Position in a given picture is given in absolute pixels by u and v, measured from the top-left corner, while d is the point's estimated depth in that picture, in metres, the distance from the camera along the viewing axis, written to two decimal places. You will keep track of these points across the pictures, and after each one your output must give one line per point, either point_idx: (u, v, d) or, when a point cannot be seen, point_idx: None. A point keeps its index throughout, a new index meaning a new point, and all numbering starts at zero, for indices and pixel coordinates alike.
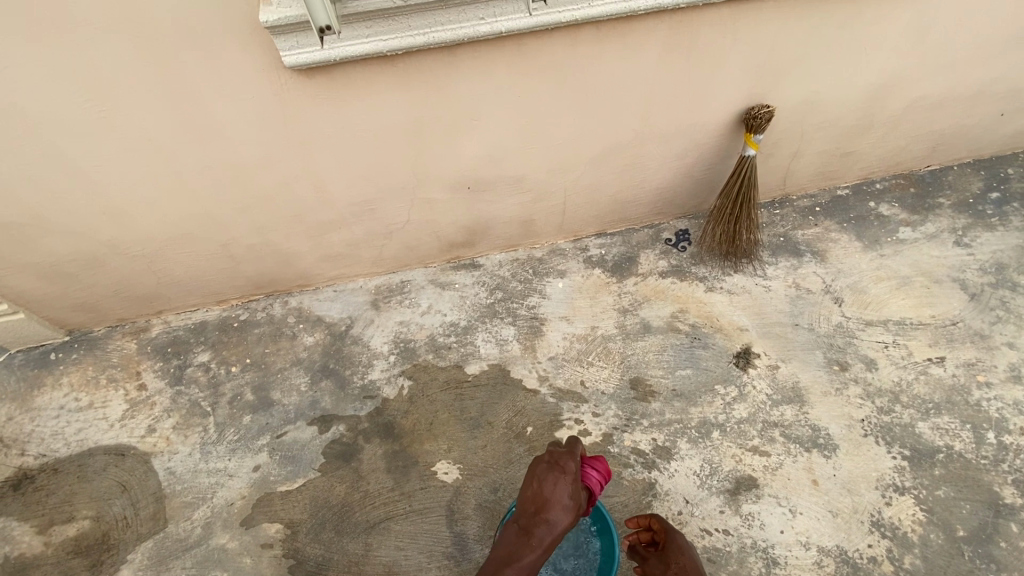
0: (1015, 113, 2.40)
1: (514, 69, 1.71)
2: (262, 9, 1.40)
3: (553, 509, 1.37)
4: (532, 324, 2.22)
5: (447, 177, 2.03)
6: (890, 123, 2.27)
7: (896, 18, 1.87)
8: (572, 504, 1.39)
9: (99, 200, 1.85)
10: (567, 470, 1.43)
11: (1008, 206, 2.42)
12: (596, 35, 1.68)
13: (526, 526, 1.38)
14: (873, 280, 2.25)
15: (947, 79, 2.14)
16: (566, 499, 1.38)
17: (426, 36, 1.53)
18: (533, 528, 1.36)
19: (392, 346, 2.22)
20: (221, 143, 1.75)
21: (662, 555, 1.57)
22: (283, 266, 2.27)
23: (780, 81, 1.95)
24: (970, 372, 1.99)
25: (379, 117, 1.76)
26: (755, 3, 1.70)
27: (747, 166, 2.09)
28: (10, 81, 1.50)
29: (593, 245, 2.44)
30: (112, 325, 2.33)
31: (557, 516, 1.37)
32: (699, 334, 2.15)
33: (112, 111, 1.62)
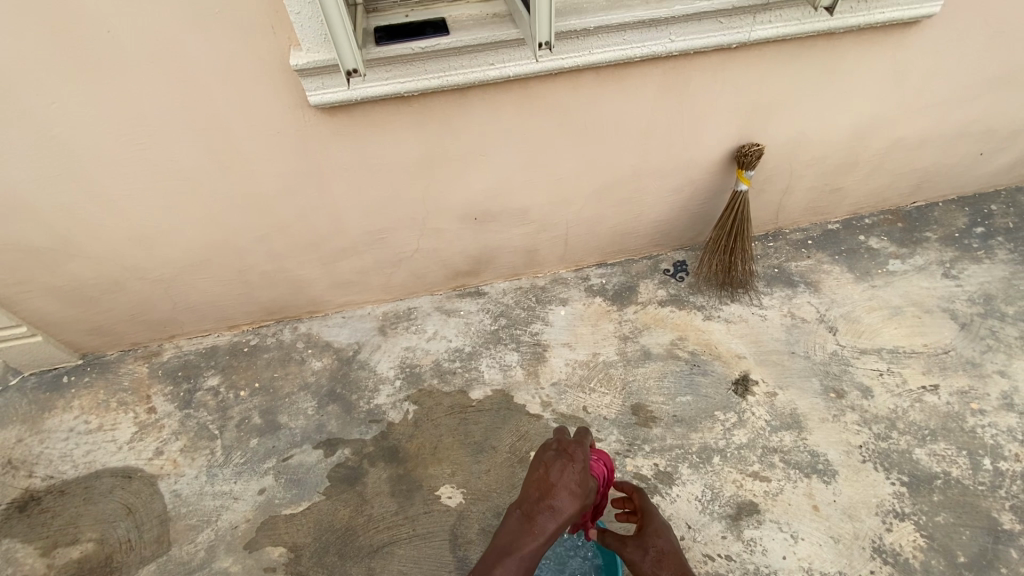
0: (994, 153, 2.53)
1: (520, 110, 1.84)
2: (293, 54, 1.54)
3: (562, 496, 1.15)
4: (535, 350, 2.28)
5: (455, 209, 2.14)
6: (875, 162, 2.39)
7: (876, 66, 2.00)
8: (583, 491, 1.17)
9: (126, 227, 1.96)
10: (577, 456, 1.22)
11: (993, 240, 2.52)
12: (596, 79, 1.81)
13: (527, 511, 1.14)
14: (865, 310, 2.32)
15: (926, 121, 2.28)
16: (577, 486, 1.17)
17: (440, 79, 1.66)
18: (536, 514, 1.13)
19: (398, 371, 2.27)
20: (244, 174, 1.87)
21: (639, 539, 1.35)
22: (295, 292, 2.35)
23: (768, 121, 2.09)
24: (964, 400, 2.04)
25: (393, 152, 1.88)
26: (743, 52, 1.84)
27: (739, 201, 2.20)
28: (52, 119, 1.61)
29: (594, 274, 2.53)
30: (125, 349, 2.39)
31: (565, 504, 1.14)
32: (698, 360, 2.21)
33: (145, 146, 1.73)
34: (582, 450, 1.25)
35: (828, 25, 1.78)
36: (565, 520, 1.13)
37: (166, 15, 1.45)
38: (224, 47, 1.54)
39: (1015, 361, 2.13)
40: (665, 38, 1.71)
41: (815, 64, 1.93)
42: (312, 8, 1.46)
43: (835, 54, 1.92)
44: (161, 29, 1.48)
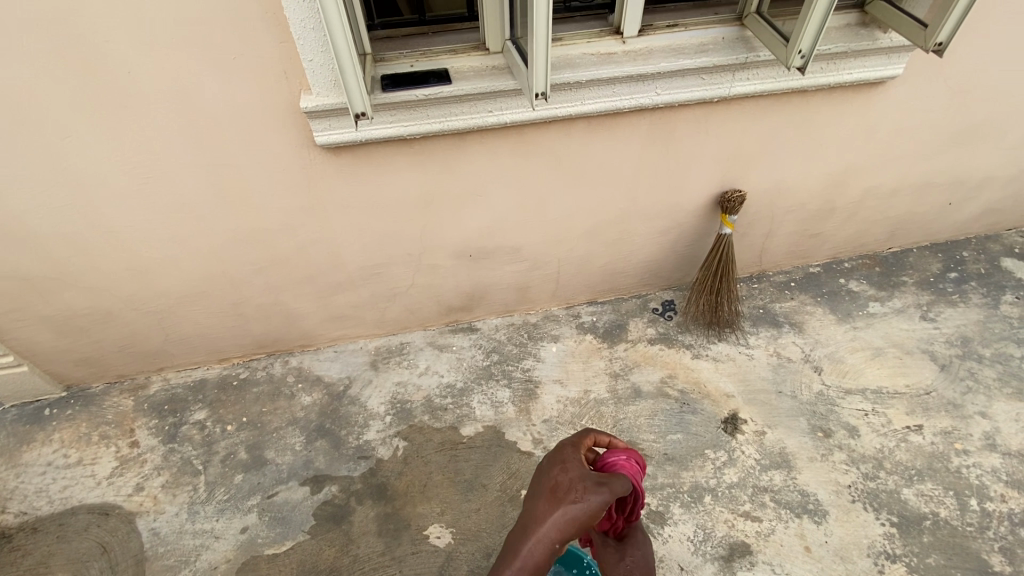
0: (963, 202, 2.67)
1: (515, 154, 1.94)
2: (303, 97, 1.64)
3: (538, 506, 0.97)
4: (526, 387, 2.29)
5: (451, 246, 2.20)
6: (851, 208, 2.52)
7: (847, 120, 2.14)
8: (567, 496, 0.95)
9: (125, 258, 1.98)
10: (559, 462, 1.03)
11: (966, 285, 2.63)
12: (587, 127, 1.92)
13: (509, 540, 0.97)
14: (849, 350, 2.38)
15: (896, 172, 2.42)
16: (558, 490, 0.97)
17: (440, 124, 1.76)
18: (512, 539, 0.95)
19: (389, 406, 2.26)
20: (246, 208, 1.92)
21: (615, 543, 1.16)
22: (288, 326, 2.37)
23: (749, 169, 2.21)
24: (948, 440, 2.07)
25: (392, 190, 1.96)
26: (723, 106, 1.97)
27: (724, 244, 2.29)
28: (63, 151, 1.66)
29: (585, 312, 2.58)
30: (111, 382, 2.36)
31: (543, 512, 0.95)
32: (688, 399, 2.23)
33: (151, 179, 1.78)
34: (574, 450, 1.06)
35: (802, 83, 1.92)
36: (547, 531, 0.92)
37: (181, 59, 1.53)
38: (236, 89, 1.62)
39: (994, 402, 2.19)
40: (651, 91, 1.83)
41: (790, 118, 2.07)
42: (324, 56, 1.56)
43: (809, 109, 2.06)
44: (176, 72, 1.56)
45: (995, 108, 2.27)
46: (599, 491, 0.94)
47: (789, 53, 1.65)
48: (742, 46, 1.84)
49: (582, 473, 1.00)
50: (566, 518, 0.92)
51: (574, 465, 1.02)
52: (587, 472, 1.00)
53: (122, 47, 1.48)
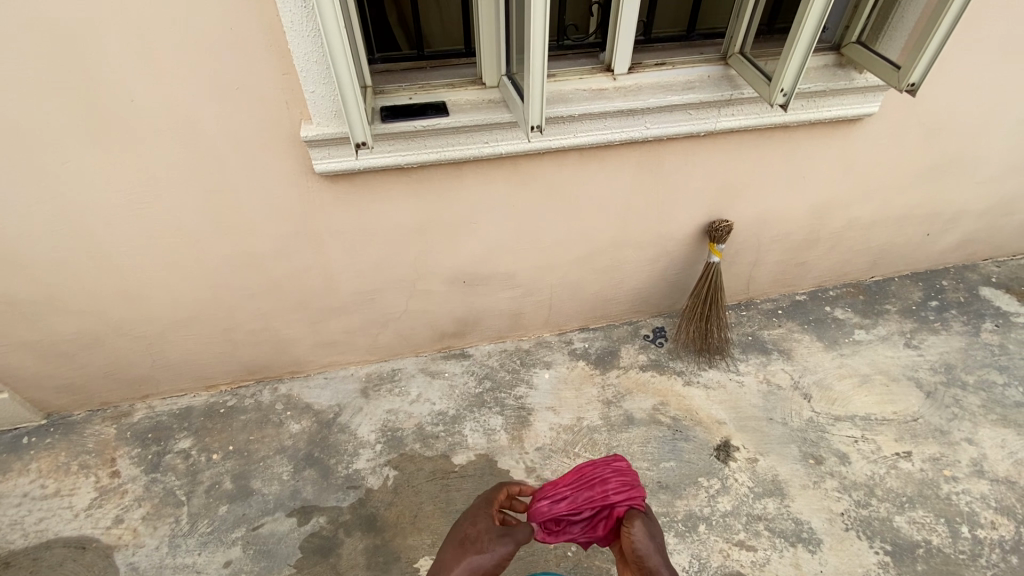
0: (940, 233, 2.77)
1: (510, 183, 1.98)
2: (304, 126, 1.67)
3: (447, 554, 1.17)
4: (519, 414, 2.28)
5: (445, 273, 2.22)
6: (834, 238, 2.60)
7: (828, 154, 2.23)
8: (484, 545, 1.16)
9: (115, 283, 1.97)
10: (477, 517, 1.24)
11: (947, 313, 2.70)
12: (580, 158, 1.98)
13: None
14: (837, 377, 2.41)
15: (875, 204, 2.51)
16: (470, 539, 1.18)
17: (437, 154, 1.80)
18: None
19: (379, 434, 2.23)
20: (242, 233, 1.93)
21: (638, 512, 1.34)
22: (279, 352, 2.34)
23: (735, 200, 2.28)
24: (937, 467, 2.09)
25: (388, 216, 1.98)
26: (710, 140, 2.04)
27: (713, 272, 2.34)
28: (59, 176, 1.67)
29: (577, 338, 2.60)
30: (93, 409, 2.31)
31: (451, 560, 1.15)
32: (680, 426, 2.23)
33: (148, 205, 1.79)
34: (487, 507, 1.27)
35: (784, 119, 2.01)
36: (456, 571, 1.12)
37: (184, 88, 1.57)
38: (238, 118, 1.65)
39: (980, 428, 2.22)
40: (641, 124, 1.90)
41: (774, 151, 2.15)
42: (326, 88, 1.60)
43: (791, 144, 2.15)
44: (179, 101, 1.59)
45: (967, 144, 2.38)
46: (504, 542, 1.17)
47: (772, 91, 1.73)
48: (727, 83, 1.93)
49: (489, 527, 1.21)
50: (471, 566, 1.13)
51: (484, 519, 1.23)
52: (494, 526, 1.22)
53: (126, 76, 1.52)
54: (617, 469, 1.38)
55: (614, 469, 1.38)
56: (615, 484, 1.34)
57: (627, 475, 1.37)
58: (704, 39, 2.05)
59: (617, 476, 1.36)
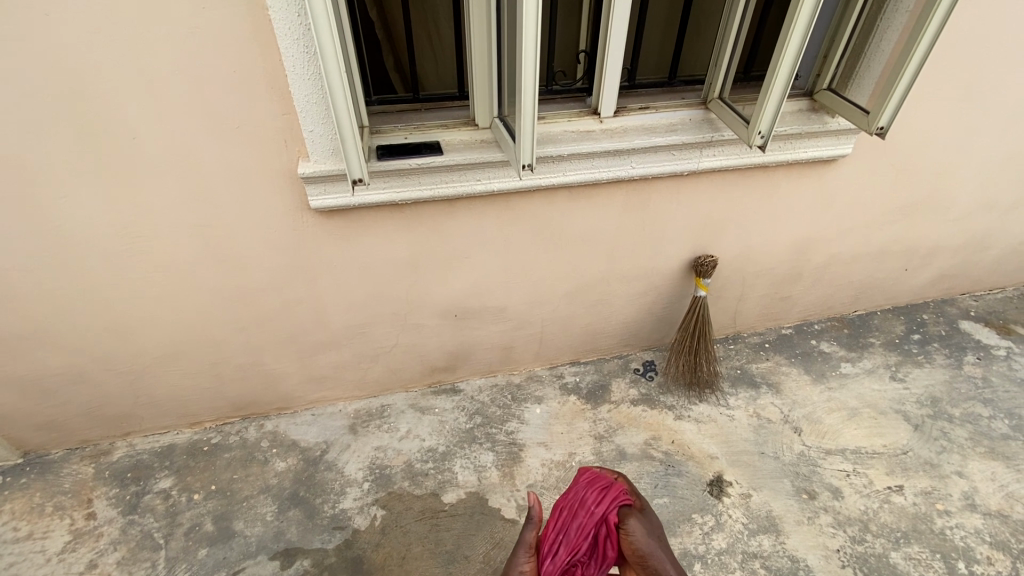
0: (918, 268, 2.85)
1: (501, 220, 2.03)
2: (301, 164, 1.72)
3: None
4: (510, 450, 2.25)
5: (437, 307, 2.24)
6: (816, 274, 2.67)
7: (807, 193, 2.32)
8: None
9: (104, 318, 1.95)
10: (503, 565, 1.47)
11: (930, 346, 2.76)
12: (568, 196, 2.04)
13: None
14: (826, 411, 2.43)
15: (853, 241, 2.60)
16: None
17: (431, 191, 1.85)
18: None
19: (367, 472, 2.18)
20: (235, 268, 1.94)
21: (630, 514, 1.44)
22: (267, 387, 2.32)
23: (719, 236, 2.35)
24: (929, 501, 2.09)
25: (381, 251, 2.01)
26: (693, 180, 2.12)
27: (700, 305, 2.38)
28: (55, 212, 1.68)
29: (568, 372, 2.61)
30: (72, 448, 2.25)
31: None
32: (673, 461, 2.22)
33: (142, 240, 1.80)
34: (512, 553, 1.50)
35: (763, 160, 2.10)
36: None
37: (185, 128, 1.61)
38: (235, 155, 1.69)
39: (969, 461, 2.23)
40: (627, 164, 1.97)
41: (755, 190, 2.24)
42: (324, 127, 1.66)
43: (771, 183, 2.24)
44: (178, 140, 1.63)
45: (937, 183, 2.49)
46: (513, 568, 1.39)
47: (750, 133, 1.82)
48: (708, 126, 2.02)
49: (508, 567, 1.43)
50: None
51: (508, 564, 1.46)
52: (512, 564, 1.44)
53: (129, 117, 1.56)
54: (587, 483, 1.49)
55: (586, 485, 1.49)
56: (593, 497, 1.45)
57: (599, 481, 1.48)
58: (686, 85, 2.16)
59: (593, 489, 1.47)
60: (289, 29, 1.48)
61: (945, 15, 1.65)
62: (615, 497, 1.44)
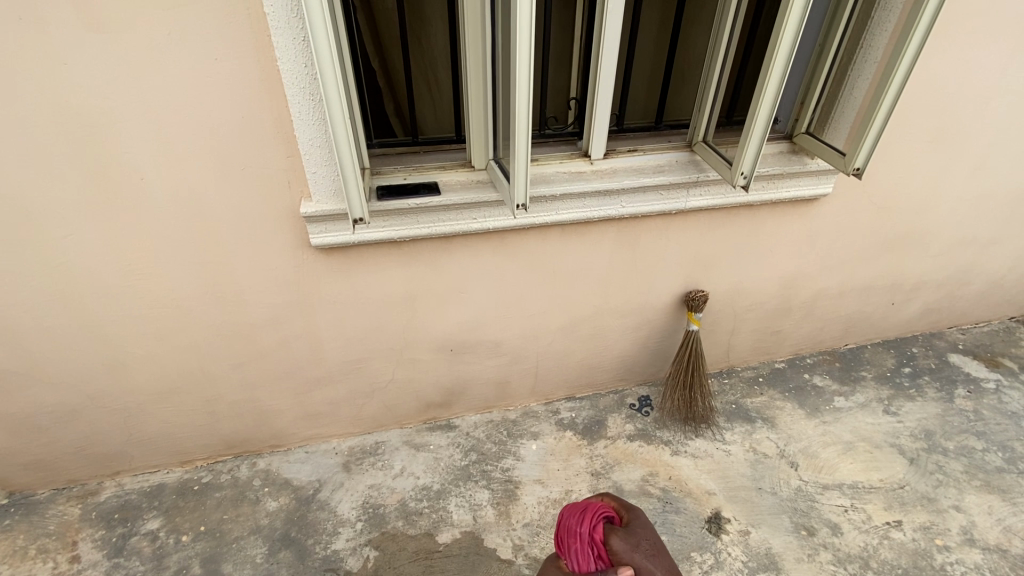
0: (904, 302, 2.92)
1: (497, 257, 2.09)
2: (303, 204, 1.78)
3: None
4: (506, 488, 2.23)
5: (433, 342, 2.26)
6: (805, 308, 2.73)
7: (792, 230, 2.41)
8: None
9: (101, 355, 1.96)
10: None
11: (921, 380, 2.79)
12: (561, 233, 2.10)
13: None
14: (821, 445, 2.43)
15: (840, 276, 2.67)
16: None
17: (428, 229, 1.91)
18: None
19: (360, 512, 2.14)
20: (235, 304, 1.97)
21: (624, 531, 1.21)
22: (260, 425, 2.31)
23: (709, 272, 2.42)
24: (928, 536, 2.08)
25: (378, 288, 2.05)
26: (681, 219, 2.20)
27: (693, 339, 2.41)
28: (61, 249, 1.72)
29: (564, 407, 2.61)
30: (59, 488, 2.22)
31: None
32: (671, 497, 2.20)
33: (144, 278, 1.84)
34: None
35: (748, 199, 2.19)
36: None
37: (192, 170, 1.67)
38: (238, 195, 1.75)
39: (966, 495, 2.23)
40: (618, 203, 2.05)
41: (741, 229, 2.32)
42: (326, 169, 1.73)
43: (757, 221, 2.32)
44: (186, 182, 1.69)
45: (916, 220, 2.59)
46: None
47: (733, 174, 1.90)
48: (693, 167, 2.11)
49: None
50: None
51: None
52: None
53: (139, 160, 1.62)
54: (568, 511, 1.24)
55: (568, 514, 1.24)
56: (577, 521, 1.20)
57: (579, 505, 1.25)
58: (671, 130, 2.27)
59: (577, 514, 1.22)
60: (296, 79, 1.57)
61: (910, 66, 1.77)
62: (597, 513, 1.21)
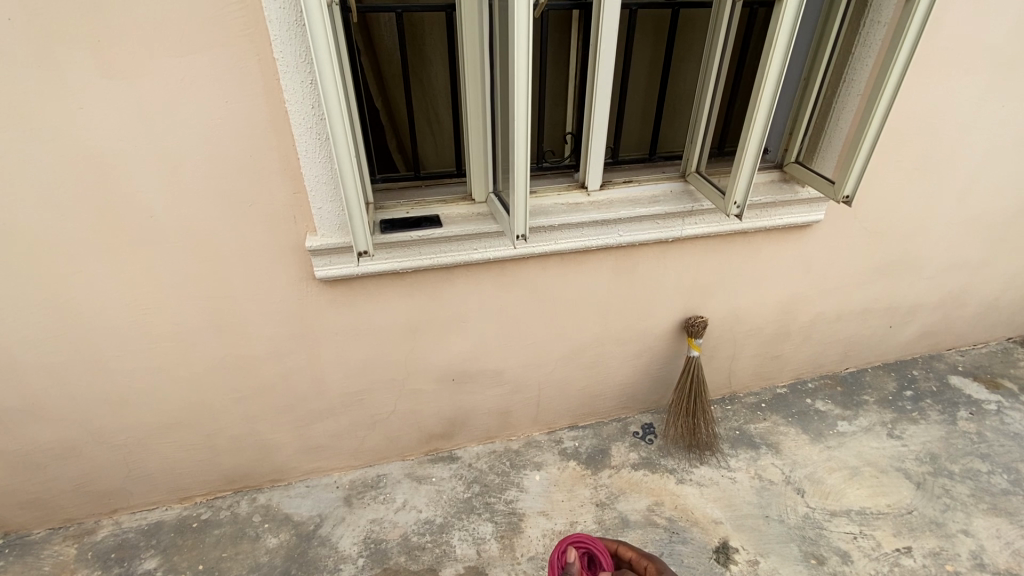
0: (901, 325, 2.94)
1: (498, 286, 2.12)
2: (309, 237, 1.82)
3: None
4: (510, 521, 2.20)
5: (435, 372, 2.27)
6: (804, 332, 2.75)
7: (787, 256, 2.45)
8: None
9: (104, 390, 1.97)
10: None
11: (922, 402, 2.79)
12: (560, 262, 2.14)
13: None
14: (826, 471, 2.41)
15: (836, 300, 2.70)
16: None
17: (431, 260, 1.95)
18: None
19: (362, 547, 2.11)
20: (239, 336, 1.99)
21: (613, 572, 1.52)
22: (261, 459, 2.29)
23: (707, 298, 2.45)
24: (939, 562, 2.05)
25: (381, 319, 2.08)
26: (677, 247, 2.25)
27: (693, 365, 2.42)
28: (69, 285, 1.75)
29: (567, 436, 2.60)
30: (56, 527, 2.20)
31: None
32: (676, 527, 2.17)
33: (150, 312, 1.86)
34: None
35: (742, 227, 2.24)
36: None
37: (201, 207, 1.72)
38: (244, 230, 1.79)
39: (974, 519, 2.20)
40: (615, 232, 2.10)
41: (736, 256, 2.37)
42: (332, 205, 1.78)
43: (752, 248, 2.37)
44: (195, 218, 1.73)
45: (908, 244, 2.64)
46: None
47: (727, 203, 1.95)
48: (688, 197, 2.17)
49: None
50: None
51: None
52: None
53: (149, 197, 1.67)
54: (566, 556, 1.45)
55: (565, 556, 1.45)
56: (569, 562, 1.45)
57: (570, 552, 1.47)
58: (665, 161, 2.34)
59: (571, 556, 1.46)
60: (304, 118, 1.63)
61: (891, 97, 1.85)
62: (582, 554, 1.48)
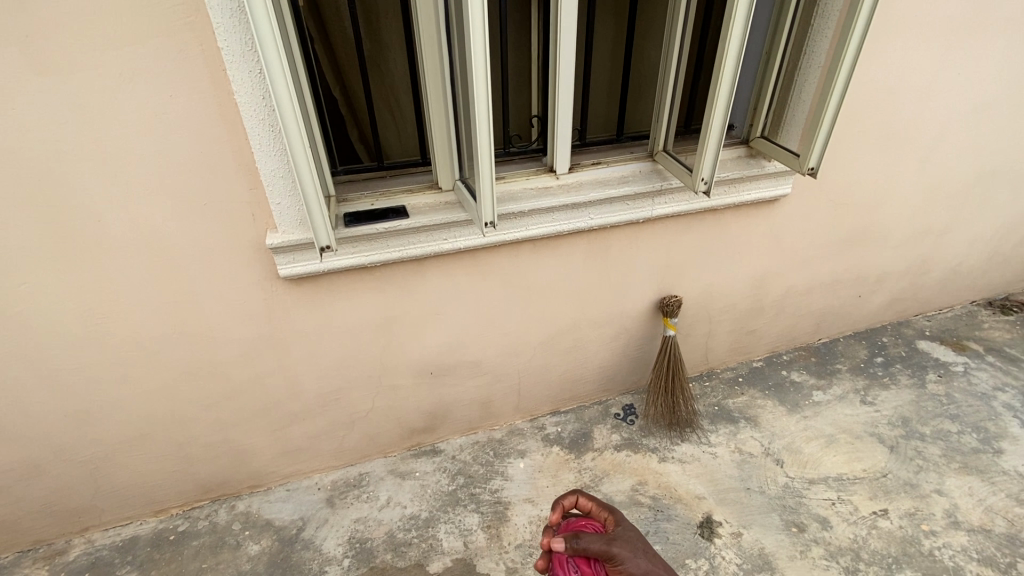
0: (870, 294, 3.01)
1: (470, 276, 2.09)
2: (269, 235, 1.76)
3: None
4: (496, 510, 2.19)
5: (412, 366, 2.24)
6: (777, 306, 2.79)
7: (757, 232, 2.47)
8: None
9: (63, 405, 1.88)
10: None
11: (893, 368, 2.87)
12: (532, 249, 2.12)
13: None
14: (804, 440, 2.46)
15: (807, 274, 2.75)
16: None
17: (399, 252, 1.90)
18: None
19: (347, 548, 2.07)
20: (205, 341, 1.92)
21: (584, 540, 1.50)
22: (237, 465, 2.23)
23: (680, 278, 2.46)
24: (915, 522, 2.12)
25: (352, 316, 2.03)
26: (649, 227, 2.24)
27: (670, 344, 2.43)
28: (14, 298, 1.65)
29: (549, 423, 2.60)
30: (23, 550, 2.11)
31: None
32: (661, 505, 2.19)
33: (107, 321, 1.78)
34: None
35: (711, 204, 2.24)
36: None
37: (153, 208, 1.64)
38: (202, 230, 1.72)
39: (946, 478, 2.28)
40: (585, 215, 2.08)
41: (707, 234, 2.38)
42: (291, 200, 1.72)
43: (722, 225, 2.38)
44: (148, 219, 1.65)
45: (873, 214, 2.69)
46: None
47: (695, 180, 1.95)
48: (656, 176, 2.16)
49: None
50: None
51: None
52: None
53: (95, 201, 1.58)
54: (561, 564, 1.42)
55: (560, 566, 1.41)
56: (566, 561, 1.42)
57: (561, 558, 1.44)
58: (632, 141, 2.33)
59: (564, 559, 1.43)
60: (254, 110, 1.56)
61: (850, 68, 1.85)
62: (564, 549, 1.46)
